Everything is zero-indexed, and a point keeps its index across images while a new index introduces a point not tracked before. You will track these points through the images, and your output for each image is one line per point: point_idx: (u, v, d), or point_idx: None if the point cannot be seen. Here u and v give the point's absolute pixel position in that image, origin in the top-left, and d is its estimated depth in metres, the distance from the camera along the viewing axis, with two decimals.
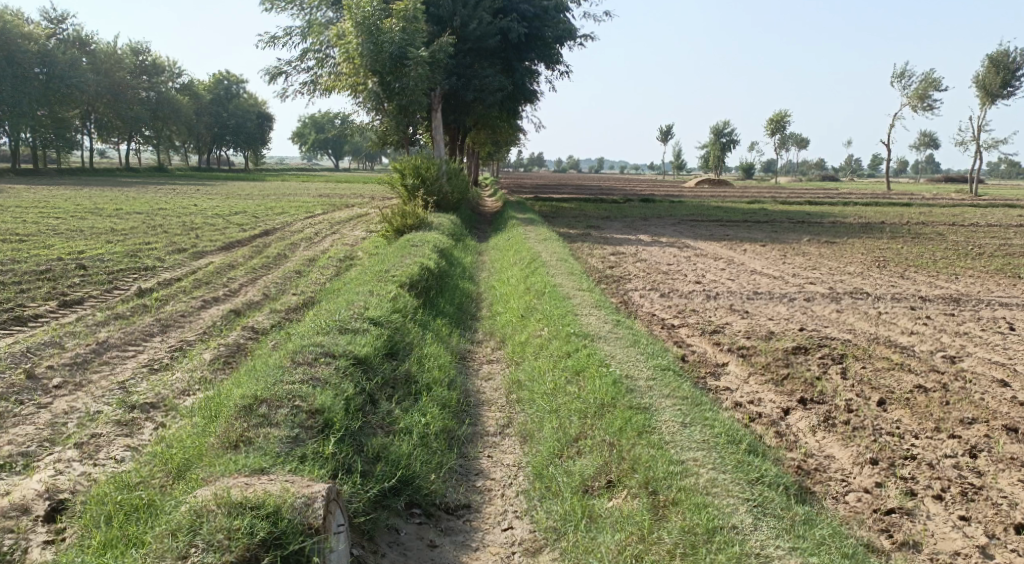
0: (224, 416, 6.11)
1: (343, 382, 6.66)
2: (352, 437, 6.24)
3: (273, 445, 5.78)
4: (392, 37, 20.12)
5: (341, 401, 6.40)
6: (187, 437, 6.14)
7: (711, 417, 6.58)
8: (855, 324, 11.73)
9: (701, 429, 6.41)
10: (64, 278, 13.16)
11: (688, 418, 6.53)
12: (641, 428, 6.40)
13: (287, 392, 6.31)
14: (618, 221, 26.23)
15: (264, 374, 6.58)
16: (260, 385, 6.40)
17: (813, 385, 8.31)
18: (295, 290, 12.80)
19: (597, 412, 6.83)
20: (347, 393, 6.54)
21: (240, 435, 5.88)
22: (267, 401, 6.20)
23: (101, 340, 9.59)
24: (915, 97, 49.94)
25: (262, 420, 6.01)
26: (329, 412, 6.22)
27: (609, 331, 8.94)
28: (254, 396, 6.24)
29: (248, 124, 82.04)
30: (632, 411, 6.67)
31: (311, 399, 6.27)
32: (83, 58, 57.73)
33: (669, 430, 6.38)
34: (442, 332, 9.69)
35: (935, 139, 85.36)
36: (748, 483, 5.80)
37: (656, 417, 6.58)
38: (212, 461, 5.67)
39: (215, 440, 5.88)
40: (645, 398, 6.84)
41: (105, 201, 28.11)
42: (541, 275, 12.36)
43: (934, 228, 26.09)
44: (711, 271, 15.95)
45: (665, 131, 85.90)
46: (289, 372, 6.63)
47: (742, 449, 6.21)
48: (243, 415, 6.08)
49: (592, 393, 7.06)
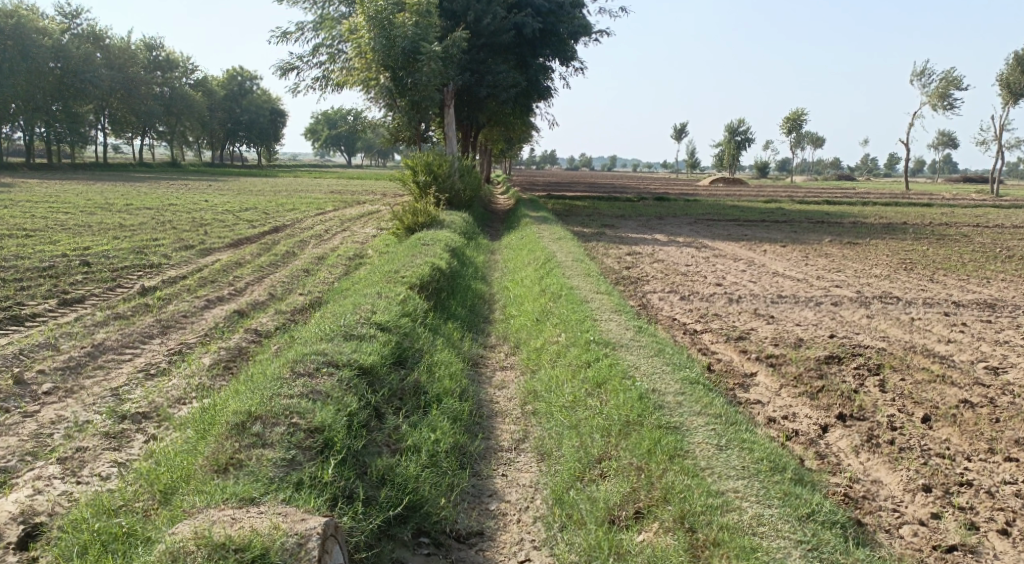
0: (215, 433, 5.64)
1: (346, 395, 6.17)
2: (355, 458, 5.75)
3: (265, 469, 5.30)
4: (405, 32, 19.63)
5: (342, 417, 5.91)
6: (176, 454, 5.67)
7: (748, 439, 6.06)
8: (888, 331, 11.13)
9: (739, 454, 5.88)
10: (67, 275, 12.74)
11: (725, 441, 6.00)
12: (672, 451, 5.90)
13: (284, 408, 5.82)
14: (633, 220, 25.65)
15: (261, 385, 6.10)
16: (256, 398, 5.91)
17: (851, 400, 7.76)
18: (302, 290, 12.31)
19: (622, 430, 6.33)
20: (350, 408, 6.05)
21: (230, 457, 5.41)
22: (263, 416, 5.72)
23: (98, 342, 9.14)
24: (934, 95, 49.11)
25: (255, 440, 5.53)
26: (330, 430, 5.73)
27: (631, 338, 8.39)
28: (248, 412, 5.75)
29: (262, 120, 81.76)
30: (662, 431, 6.17)
31: (310, 415, 5.78)
32: (97, 53, 57.49)
33: (703, 454, 5.86)
34: (453, 337, 9.20)
35: (954, 138, 84.10)
36: (797, 519, 5.27)
37: (689, 439, 6.06)
38: (199, 488, 5.20)
39: (203, 462, 5.41)
40: (676, 416, 6.33)
41: (116, 196, 27.75)
42: (556, 276, 11.83)
43: (958, 230, 25.40)
44: (733, 272, 15.38)
45: (679, 129, 85.11)
46: (289, 384, 6.15)
47: (788, 478, 5.67)
48: (234, 434, 5.60)
49: (616, 409, 6.56)
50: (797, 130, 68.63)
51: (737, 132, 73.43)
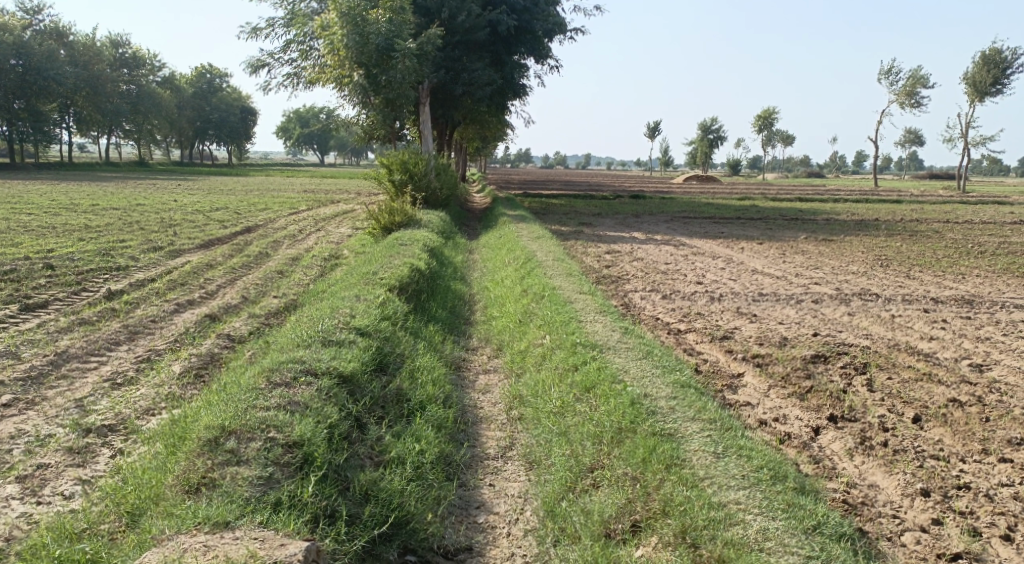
0: (185, 451, 5.39)
1: (325, 406, 5.92)
2: (337, 473, 5.51)
3: (241, 489, 5.08)
4: (379, 29, 19.33)
5: (323, 429, 5.66)
6: (145, 472, 5.43)
7: (745, 445, 5.90)
8: (871, 329, 11.04)
9: (738, 462, 5.72)
10: (30, 278, 12.33)
11: (722, 448, 5.85)
12: (669, 460, 5.75)
13: (260, 422, 5.56)
14: (610, 218, 25.53)
15: (235, 396, 5.84)
16: (229, 411, 5.65)
17: (841, 400, 7.62)
18: (276, 293, 12.00)
19: (614, 438, 6.15)
20: (331, 419, 5.81)
21: (202, 477, 5.18)
22: (238, 431, 5.47)
23: (62, 350, 8.81)
24: (902, 93, 49.55)
25: (229, 457, 5.29)
26: (310, 444, 5.48)
27: (618, 340, 8.20)
28: (221, 426, 5.51)
29: (232, 118, 80.68)
30: (656, 438, 6.00)
31: (288, 429, 5.53)
32: (61, 50, 56.31)
33: (701, 463, 5.70)
34: (434, 340, 8.96)
35: (921, 136, 85.11)
36: (803, 533, 5.13)
37: (684, 446, 5.89)
38: (169, 512, 4.97)
39: (173, 482, 5.18)
40: (671, 422, 6.16)
41: (82, 197, 27.14)
42: (537, 276, 11.62)
43: (930, 226, 25.55)
44: (712, 270, 15.29)
45: (652, 127, 85.28)
46: (266, 395, 5.89)
47: (790, 487, 5.53)
48: (207, 451, 5.36)
49: (607, 415, 6.38)
50: (769, 128, 69.02)
51: (709, 130, 73.71)
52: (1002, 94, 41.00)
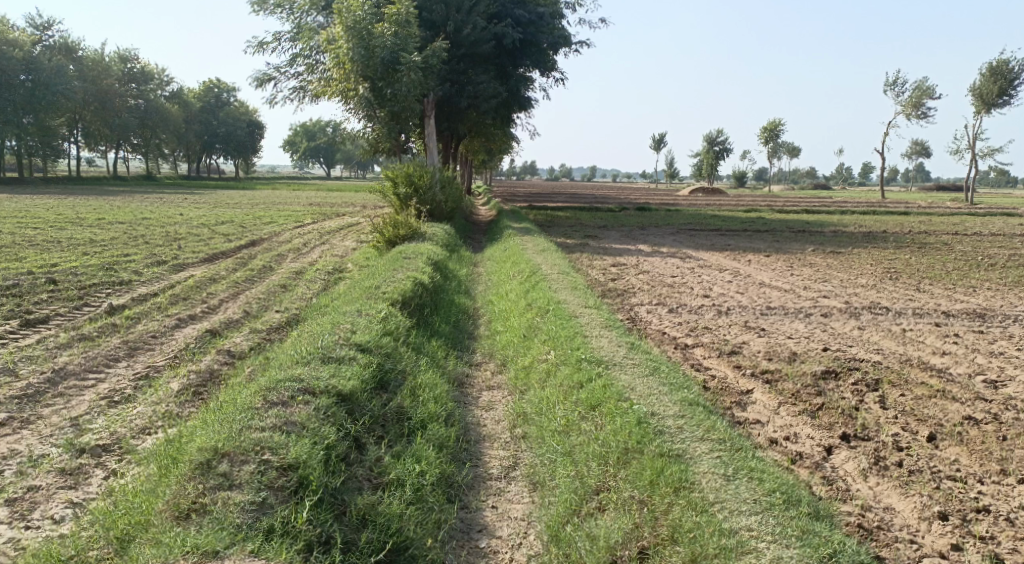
0: (177, 474, 5.26)
1: (323, 426, 5.78)
2: (333, 496, 5.39)
3: (232, 515, 4.97)
4: (384, 42, 19.28)
5: (319, 450, 5.53)
6: (136, 495, 5.30)
7: (756, 466, 5.74)
8: (882, 343, 10.84)
9: (749, 484, 5.56)
10: (32, 293, 12.23)
11: (732, 470, 5.68)
12: (677, 483, 5.60)
13: (255, 443, 5.44)
14: (615, 230, 25.38)
15: (230, 416, 5.71)
16: (223, 432, 5.52)
17: (853, 418, 7.43)
18: (279, 307, 11.87)
19: (620, 459, 6.00)
20: (328, 440, 5.67)
21: (192, 503, 5.06)
22: (231, 453, 5.35)
23: (59, 366, 8.68)
24: (908, 105, 49.37)
25: (221, 481, 5.17)
26: (306, 467, 5.36)
27: (624, 356, 8.02)
28: (214, 448, 5.38)
29: (239, 132, 80.91)
30: (664, 459, 5.84)
31: (283, 451, 5.40)
32: (70, 65, 56.55)
33: (711, 486, 5.54)
34: (437, 355, 8.80)
35: (928, 148, 84.80)
36: (818, 561, 4.97)
37: (693, 468, 5.73)
38: (157, 539, 4.85)
39: (163, 507, 5.06)
40: (680, 442, 6.00)
41: (88, 210, 27.14)
42: (542, 290, 11.46)
43: (938, 238, 25.32)
44: (719, 283, 15.12)
45: (657, 139, 85.23)
46: (261, 414, 5.75)
47: (804, 513, 5.37)
48: (198, 474, 5.23)
49: (614, 435, 6.21)
50: (774, 140, 68.86)
51: (715, 142, 73.58)
52: (1009, 105, 40.79)
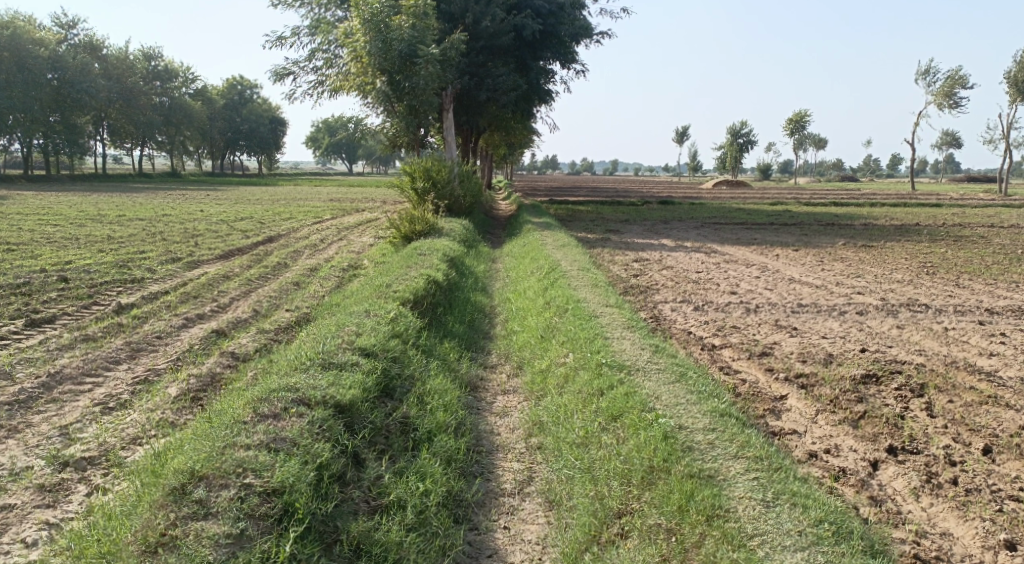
0: (150, 499, 4.92)
1: (316, 443, 5.41)
2: (323, 524, 5.07)
3: (204, 550, 4.62)
4: (401, 35, 18.80)
5: (309, 472, 5.18)
6: (109, 520, 4.93)
7: (798, 491, 5.23)
8: (923, 344, 10.19)
9: (792, 513, 5.06)
10: (41, 292, 11.87)
11: (770, 495, 5.17)
12: (709, 509, 5.12)
13: (236, 465, 5.09)
14: (638, 225, 24.76)
15: (213, 433, 5.34)
16: (203, 452, 5.16)
17: (899, 428, 6.84)
18: (289, 306, 11.42)
19: (645, 478, 5.52)
20: (320, 460, 5.31)
21: (163, 534, 4.71)
22: (210, 476, 5.01)
23: (56, 370, 8.26)
24: (940, 94, 48.16)
25: (196, 509, 4.82)
26: (292, 492, 5.02)
27: (648, 360, 7.47)
28: (191, 471, 5.03)
29: (262, 129, 81.00)
30: (694, 480, 5.35)
31: (267, 474, 5.05)
32: (95, 63, 56.70)
33: (748, 515, 5.04)
34: (450, 358, 8.31)
35: (958, 138, 82.97)
36: None
37: (727, 492, 5.23)
38: None
39: (132, 539, 4.71)
40: (712, 460, 5.49)
41: (109, 207, 26.92)
42: (562, 288, 10.92)
43: (973, 230, 24.45)
44: (746, 279, 14.51)
45: (681, 132, 84.17)
46: (248, 430, 5.38)
47: (853, 547, 4.87)
48: (172, 501, 4.88)
49: (638, 450, 5.72)
50: (801, 132, 67.63)
51: (739, 135, 72.44)
52: None
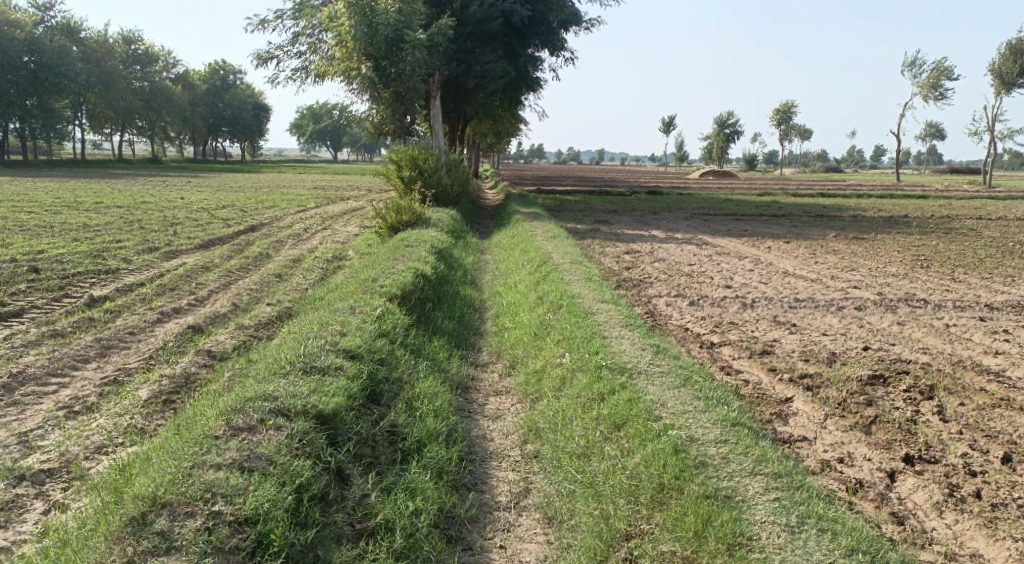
0: (106, 529, 4.59)
1: (294, 461, 5.07)
2: (302, 554, 4.75)
3: None
4: (387, 19, 18.29)
5: (287, 495, 4.86)
6: (61, 549, 4.60)
7: (824, 514, 5.02)
8: (926, 341, 9.84)
9: (817, 539, 4.85)
10: (10, 283, 11.34)
11: (793, 521, 4.95)
12: (728, 536, 4.89)
13: (204, 489, 4.74)
14: (627, 215, 24.37)
15: (180, 451, 4.98)
16: (168, 474, 4.81)
17: (913, 434, 6.44)
18: (271, 300, 10.95)
19: (657, 499, 5.28)
20: (299, 480, 4.98)
21: None
22: (172, 503, 4.66)
23: (20, 369, 7.79)
24: (925, 86, 47.96)
25: (158, 541, 4.48)
26: (267, 521, 4.71)
27: (650, 362, 7.09)
28: (153, 497, 4.69)
29: (245, 115, 79.92)
30: (710, 501, 5.12)
31: (240, 500, 4.72)
32: (73, 46, 55.45)
33: (773, 543, 4.82)
34: (439, 357, 7.89)
35: (941, 130, 83.10)
36: None
37: (748, 517, 5.00)
38: None
39: None
40: (728, 478, 5.28)
41: (86, 194, 26.20)
42: (554, 282, 10.51)
43: (962, 222, 24.21)
44: (740, 272, 14.15)
45: (666, 122, 83.79)
46: (220, 447, 5.04)
47: None
48: (132, 532, 4.54)
49: (650, 468, 5.46)
50: (787, 122, 67.39)
51: (726, 125, 72.10)
52: None
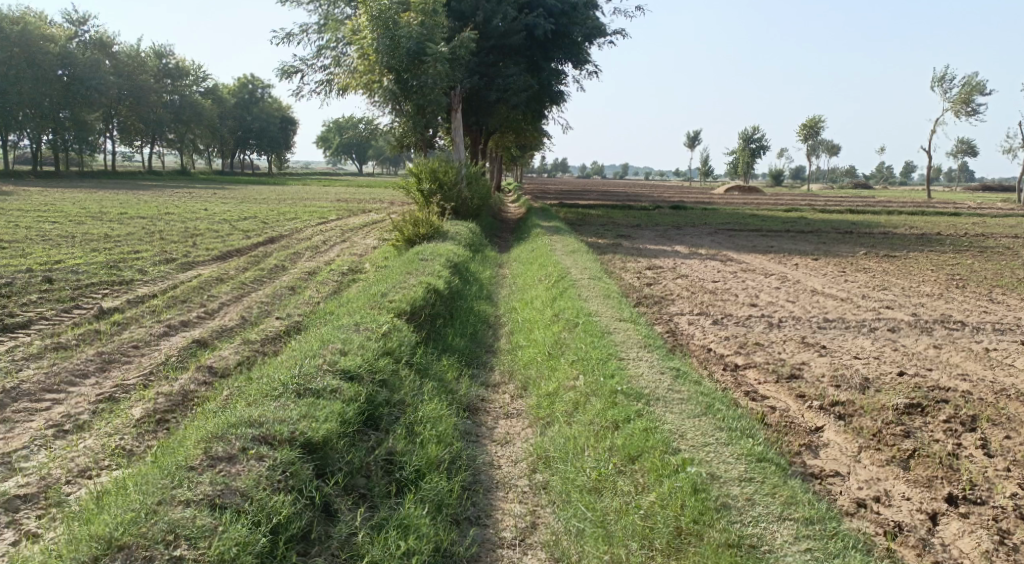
0: None
1: (272, 498, 4.78)
2: None
3: None
4: (410, 32, 18.01)
5: (260, 537, 4.58)
6: None
7: None
8: (965, 366, 9.27)
9: None
10: (21, 293, 11.11)
11: None
12: None
13: (168, 528, 4.48)
14: (650, 230, 23.89)
15: (150, 484, 4.73)
16: (132, 511, 4.56)
17: (957, 471, 5.92)
18: (281, 313, 10.61)
19: (676, 545, 4.89)
20: (273, 520, 4.68)
21: None
22: (131, 545, 4.40)
23: (15, 384, 7.48)
24: (957, 101, 47.05)
25: None
26: None
27: (669, 388, 6.62)
28: (113, 538, 4.43)
29: (272, 128, 80.39)
30: (734, 552, 4.73)
31: (204, 544, 4.44)
32: (106, 60, 55.93)
33: None
34: (447, 377, 7.51)
35: (972, 147, 81.77)
36: None
37: None
38: None
39: None
40: (753, 524, 4.88)
41: (111, 204, 26.12)
42: (571, 299, 10.10)
43: (996, 241, 23.45)
44: (765, 290, 13.64)
45: (691, 137, 83.05)
46: (193, 481, 4.76)
47: None
48: None
49: (668, 510, 5.07)
50: (815, 138, 66.52)
51: (752, 140, 71.18)
52: None
